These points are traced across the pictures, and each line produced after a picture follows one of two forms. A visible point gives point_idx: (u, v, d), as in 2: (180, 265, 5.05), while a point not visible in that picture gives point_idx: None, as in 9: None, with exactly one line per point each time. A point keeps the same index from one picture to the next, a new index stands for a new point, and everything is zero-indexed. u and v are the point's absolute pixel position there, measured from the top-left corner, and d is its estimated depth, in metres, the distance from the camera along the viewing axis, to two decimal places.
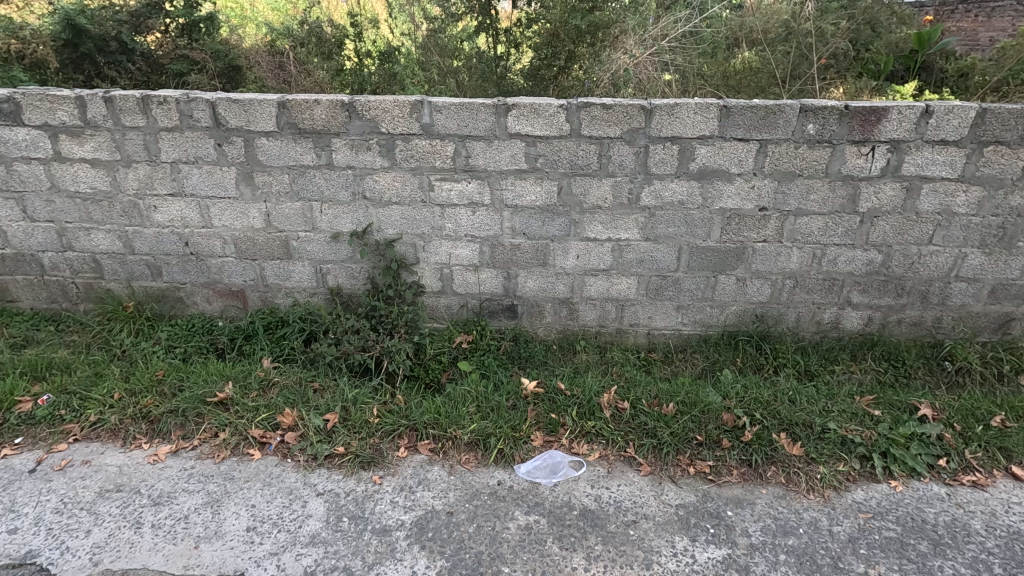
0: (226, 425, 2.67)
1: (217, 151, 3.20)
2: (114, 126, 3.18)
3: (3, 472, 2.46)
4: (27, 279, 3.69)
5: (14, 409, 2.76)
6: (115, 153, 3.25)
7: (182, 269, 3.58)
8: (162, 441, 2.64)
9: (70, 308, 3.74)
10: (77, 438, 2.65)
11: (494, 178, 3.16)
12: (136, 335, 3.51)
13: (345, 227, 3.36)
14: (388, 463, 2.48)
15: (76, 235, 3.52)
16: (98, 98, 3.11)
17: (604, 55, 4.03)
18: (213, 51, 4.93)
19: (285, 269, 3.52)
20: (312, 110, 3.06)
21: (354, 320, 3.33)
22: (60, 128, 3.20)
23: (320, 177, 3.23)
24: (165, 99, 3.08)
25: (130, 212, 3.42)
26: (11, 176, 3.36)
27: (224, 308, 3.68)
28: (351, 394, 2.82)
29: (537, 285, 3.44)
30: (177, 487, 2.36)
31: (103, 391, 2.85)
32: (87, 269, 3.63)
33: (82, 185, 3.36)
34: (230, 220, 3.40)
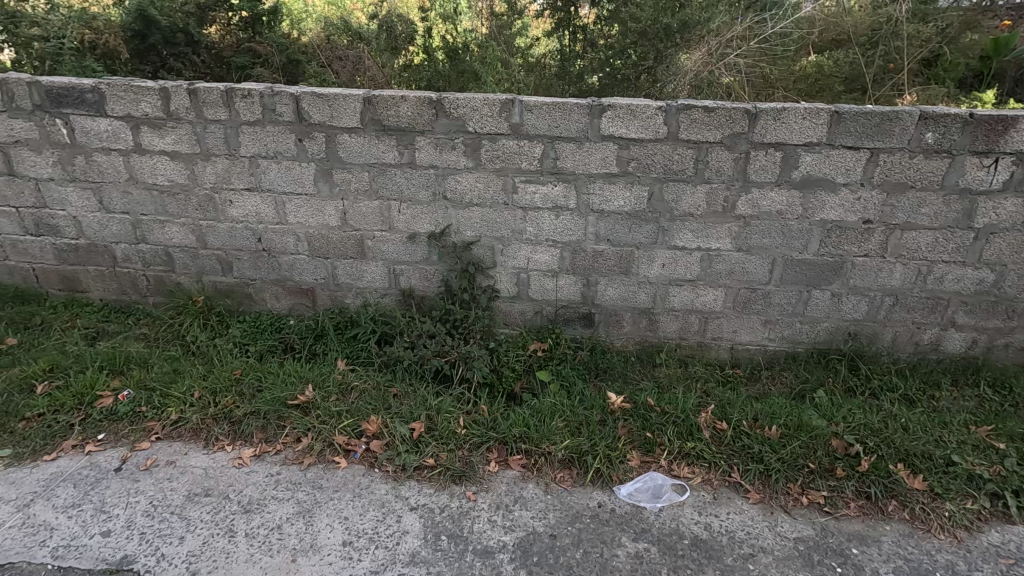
0: (309, 429, 2.59)
1: (298, 146, 3.12)
2: (196, 119, 3.13)
3: (89, 469, 2.42)
4: (99, 270, 3.68)
5: (97, 404, 2.72)
6: (195, 146, 3.20)
7: (253, 265, 3.52)
8: (244, 443, 2.57)
9: (139, 300, 3.72)
10: (160, 437, 2.59)
11: (581, 181, 3.03)
12: (207, 331, 3.47)
13: (423, 228, 3.26)
14: (481, 478, 2.38)
15: (151, 228, 3.49)
16: (182, 90, 3.06)
17: (685, 52, 3.89)
18: (277, 44, 4.90)
19: (357, 268, 3.44)
20: (398, 107, 2.96)
21: (430, 324, 3.24)
22: (142, 119, 3.16)
23: (400, 175, 3.13)
24: (249, 92, 3.01)
25: (205, 206, 3.37)
26: (90, 167, 3.34)
27: (293, 306, 3.61)
28: (434, 402, 2.72)
29: (618, 294, 3.31)
30: (266, 494, 2.29)
31: (182, 388, 2.80)
32: (158, 262, 3.60)
33: (160, 178, 3.32)
34: (305, 217, 3.32)
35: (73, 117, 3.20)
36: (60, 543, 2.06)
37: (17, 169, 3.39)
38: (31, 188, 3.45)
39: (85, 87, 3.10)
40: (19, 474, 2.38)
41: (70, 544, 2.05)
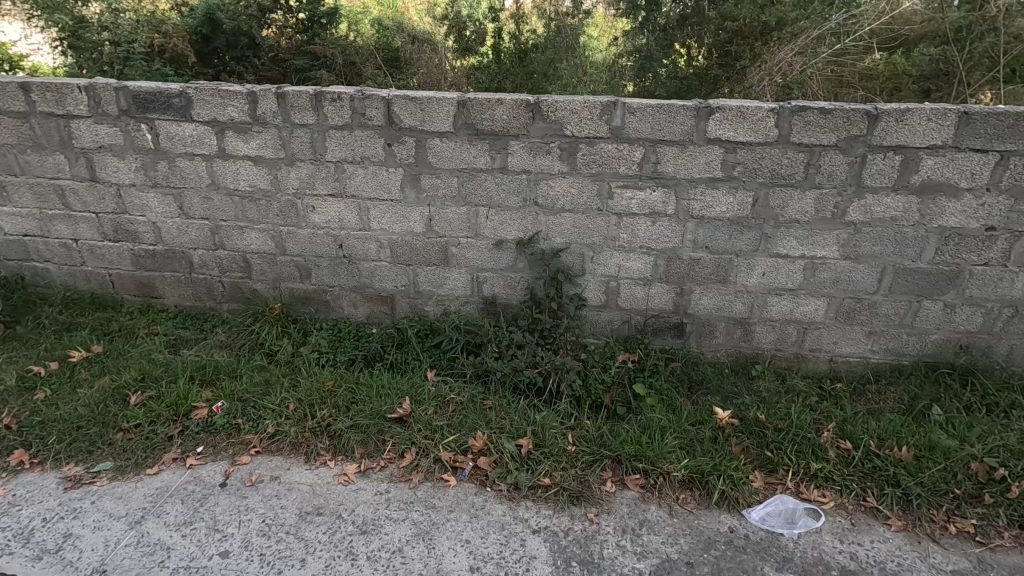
0: (413, 445, 2.50)
1: (386, 151, 3.04)
2: (283, 124, 3.05)
3: (194, 484, 2.35)
4: (175, 276, 3.63)
5: (192, 415, 2.66)
6: (279, 151, 3.13)
7: (332, 272, 3.45)
8: (346, 458, 2.49)
9: (214, 307, 3.67)
10: (259, 451, 2.52)
11: (682, 186, 2.90)
12: (286, 338, 3.40)
13: (511, 234, 3.16)
14: (600, 499, 2.27)
15: (230, 234, 3.43)
16: (270, 94, 2.99)
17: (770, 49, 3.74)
18: (336, 47, 4.85)
19: (440, 275, 3.35)
20: (493, 110, 2.86)
21: (518, 334, 3.14)
22: (228, 124, 3.10)
23: (491, 181, 3.03)
24: (339, 96, 2.94)
25: (287, 212, 3.30)
26: (172, 172, 3.29)
27: (371, 314, 3.54)
28: (537, 417, 2.62)
29: (713, 303, 3.17)
30: (379, 513, 2.20)
31: (276, 400, 2.73)
32: (235, 269, 3.54)
33: (242, 183, 3.26)
34: (389, 223, 3.24)
35: (158, 122, 3.16)
36: (180, 564, 2.00)
37: (99, 174, 3.36)
38: (112, 194, 3.42)
39: (173, 92, 3.05)
40: (124, 489, 2.32)
41: (190, 565, 1.99)
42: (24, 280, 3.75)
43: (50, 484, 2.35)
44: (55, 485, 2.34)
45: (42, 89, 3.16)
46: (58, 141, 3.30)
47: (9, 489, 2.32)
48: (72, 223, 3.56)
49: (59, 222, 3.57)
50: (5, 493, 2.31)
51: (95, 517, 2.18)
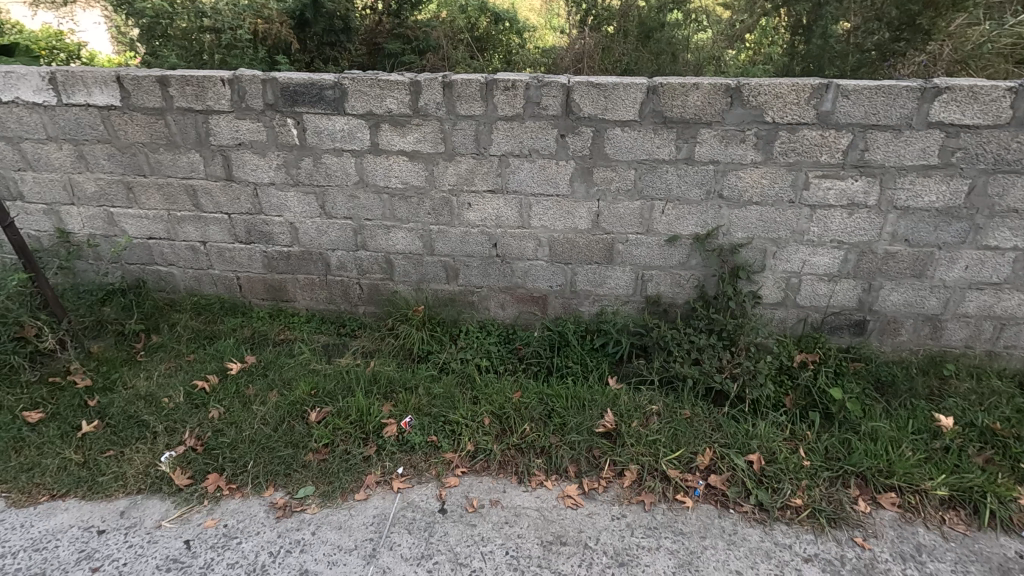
0: (633, 462, 2.33)
1: (559, 143, 2.82)
2: (447, 115, 2.83)
3: (412, 510, 2.19)
4: (309, 278, 3.45)
5: (383, 433, 2.50)
6: (439, 145, 2.92)
7: (482, 272, 3.26)
8: (562, 478, 2.33)
9: (350, 310, 3.50)
10: (465, 471, 2.36)
11: (890, 175, 2.66)
12: (437, 343, 3.23)
13: (687, 229, 2.94)
14: (861, 521, 2.10)
15: (374, 234, 3.23)
16: (436, 83, 2.77)
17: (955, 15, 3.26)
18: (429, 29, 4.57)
19: (601, 274, 3.14)
20: (686, 96, 2.62)
21: (697, 336, 2.95)
22: (384, 117, 2.89)
23: (673, 173, 2.81)
24: (514, 84, 2.71)
25: (440, 209, 3.10)
26: (317, 170, 3.09)
27: (519, 315, 3.36)
28: (755, 429, 2.44)
29: (904, 300, 2.96)
30: (629, 542, 2.04)
31: (466, 414, 2.56)
32: (376, 270, 3.35)
33: (393, 180, 3.05)
34: (552, 220, 3.03)
35: (306, 116, 2.95)
36: None
37: (236, 173, 3.17)
38: (248, 193, 3.22)
39: (327, 83, 2.84)
40: (340, 517, 2.17)
41: None
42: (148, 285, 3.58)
43: (260, 513, 2.20)
44: (265, 514, 2.19)
45: (182, 83, 2.95)
46: (195, 138, 3.10)
47: (217, 519, 2.17)
48: (201, 224, 3.37)
49: (187, 224, 3.38)
50: (215, 523, 2.16)
51: (324, 551, 2.03)
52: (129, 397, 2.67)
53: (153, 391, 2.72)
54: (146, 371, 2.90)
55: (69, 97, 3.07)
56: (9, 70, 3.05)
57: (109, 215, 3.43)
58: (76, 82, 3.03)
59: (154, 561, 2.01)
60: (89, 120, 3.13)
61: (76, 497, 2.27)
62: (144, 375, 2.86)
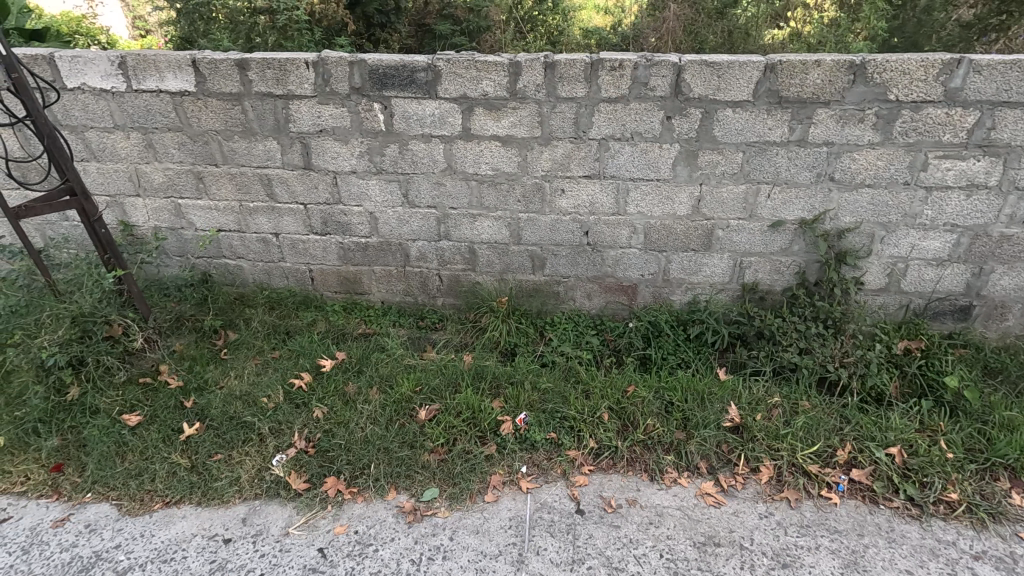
0: (768, 457, 2.25)
1: (664, 125, 2.70)
2: (546, 98, 2.70)
3: (549, 512, 2.11)
4: (387, 270, 3.33)
5: (500, 431, 2.40)
6: (535, 129, 2.79)
7: (570, 261, 3.14)
8: (694, 475, 2.24)
9: (428, 302, 3.39)
10: (593, 469, 2.27)
11: (1015, 154, 2.56)
12: (524, 336, 3.13)
13: (792, 214, 2.83)
14: (1020, 515, 2.03)
15: (458, 223, 3.11)
16: (537, 64, 2.63)
17: None
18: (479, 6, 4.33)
19: (697, 261, 3.04)
20: (806, 74, 2.50)
21: (802, 324, 2.85)
22: (478, 100, 2.75)
23: (783, 155, 2.69)
24: (621, 63, 2.58)
25: (531, 197, 2.98)
26: (402, 157, 2.96)
27: (606, 305, 3.25)
28: (887, 420, 2.36)
29: (1014, 284, 2.87)
30: (786, 541, 1.96)
31: (582, 410, 2.46)
32: (458, 260, 3.24)
33: (483, 167, 2.93)
34: (650, 206, 2.92)
35: (395, 101, 2.81)
36: None
37: (315, 161, 3.03)
38: (327, 182, 3.09)
39: (420, 65, 2.70)
40: (475, 521, 2.08)
41: None
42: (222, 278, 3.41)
43: (389, 518, 2.10)
44: (395, 519, 2.10)
45: (262, 67, 2.81)
46: (273, 125, 2.96)
47: (347, 525, 2.08)
48: (275, 215, 3.25)
49: (260, 215, 3.26)
50: (346, 530, 2.06)
51: (469, 557, 1.95)
52: (226, 398, 2.56)
53: (248, 390, 2.61)
54: (235, 370, 2.79)
55: (140, 82, 2.92)
56: (76, 54, 2.89)
57: (176, 207, 3.29)
58: (148, 66, 2.88)
59: (292, 571, 1.92)
60: (160, 107, 2.99)
61: (192, 504, 2.18)
62: (234, 374, 2.75)
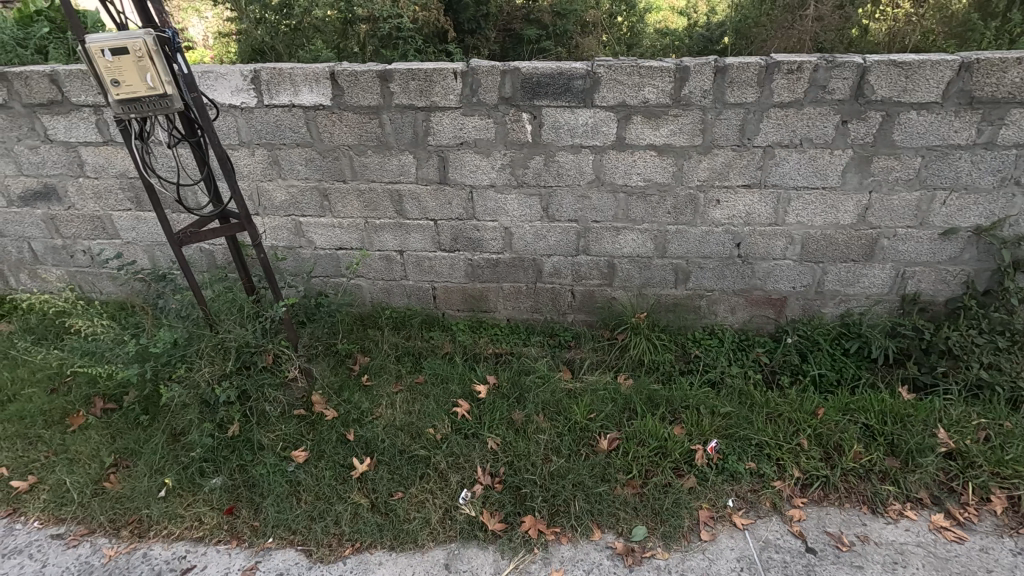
0: (997, 485, 2.10)
1: (838, 130, 2.55)
2: (712, 104, 2.56)
3: (778, 552, 1.96)
4: (516, 286, 3.19)
5: (694, 461, 2.25)
6: (696, 137, 2.64)
7: (716, 274, 2.99)
8: (919, 507, 2.09)
9: (557, 319, 3.24)
10: (806, 502, 2.12)
11: None
12: (668, 354, 2.97)
13: (967, 222, 2.68)
14: None
15: (600, 236, 2.96)
16: (707, 68, 2.48)
17: None
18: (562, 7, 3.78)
19: (855, 272, 2.88)
20: (1004, 73, 2.35)
21: (981, 337, 2.68)
22: (637, 108, 2.61)
23: (967, 159, 2.53)
24: (800, 66, 2.43)
25: (682, 208, 2.83)
26: (547, 169, 2.82)
27: (751, 319, 3.10)
28: None
29: None
30: None
31: (776, 437, 2.31)
32: (594, 275, 3.09)
33: (634, 178, 2.78)
34: (812, 215, 2.76)
35: (546, 110, 2.67)
36: None
37: (451, 175, 2.89)
38: (462, 197, 2.95)
39: (579, 72, 2.56)
40: (701, 563, 1.94)
41: None
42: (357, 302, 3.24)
43: (605, 561, 1.96)
44: (612, 562, 1.96)
45: (406, 78, 2.67)
46: (410, 138, 2.82)
47: (563, 571, 1.94)
48: (401, 232, 3.11)
49: (386, 232, 3.12)
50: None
51: None
52: (388, 429, 2.41)
53: (410, 421, 2.46)
54: (384, 397, 2.64)
55: (272, 97, 2.80)
56: (207, 69, 2.76)
57: (296, 225, 3.15)
58: (282, 80, 2.75)
59: None
60: (291, 123, 2.85)
61: (385, 549, 2.03)
62: (386, 403, 2.59)
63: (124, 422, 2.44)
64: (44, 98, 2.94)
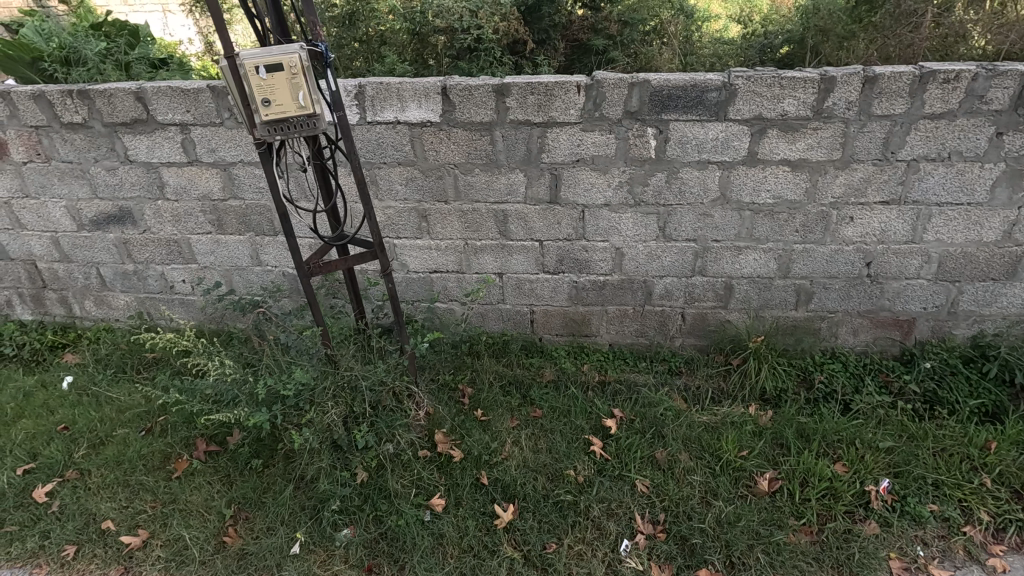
0: None
1: (992, 142, 2.39)
2: (857, 116, 2.40)
3: None
4: (622, 310, 3.01)
5: (871, 504, 2.07)
6: (835, 151, 2.49)
7: (842, 295, 2.83)
8: None
9: (664, 343, 3.06)
10: (1003, 549, 1.96)
11: None
12: (795, 381, 2.79)
13: None
14: None
15: (719, 256, 2.80)
16: (856, 79, 2.33)
17: None
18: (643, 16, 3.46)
19: (994, 292, 2.72)
20: None
21: None
22: (774, 121, 2.46)
23: None
24: (958, 75, 2.28)
25: (811, 226, 2.67)
26: (669, 187, 2.65)
27: (874, 341, 2.92)
28: None
29: None
30: None
31: (953, 475, 2.14)
32: (708, 297, 2.92)
33: (762, 195, 2.62)
34: (953, 232, 2.60)
35: (674, 125, 2.51)
36: None
37: (563, 194, 2.73)
38: (573, 217, 2.78)
39: (714, 84, 2.41)
40: None
41: None
42: (463, 327, 3.08)
43: None
44: None
45: (524, 92, 2.51)
46: (522, 155, 2.66)
47: None
48: (503, 254, 2.93)
49: (486, 254, 2.94)
50: None
51: None
52: (526, 472, 2.23)
53: (547, 461, 2.28)
54: (508, 434, 2.45)
55: (376, 113, 2.63)
56: None
57: (390, 248, 2.98)
58: (389, 96, 2.58)
59: None
60: (394, 140, 2.68)
61: None
62: (511, 440, 2.40)
63: (236, 468, 2.25)
64: (127, 117, 2.77)
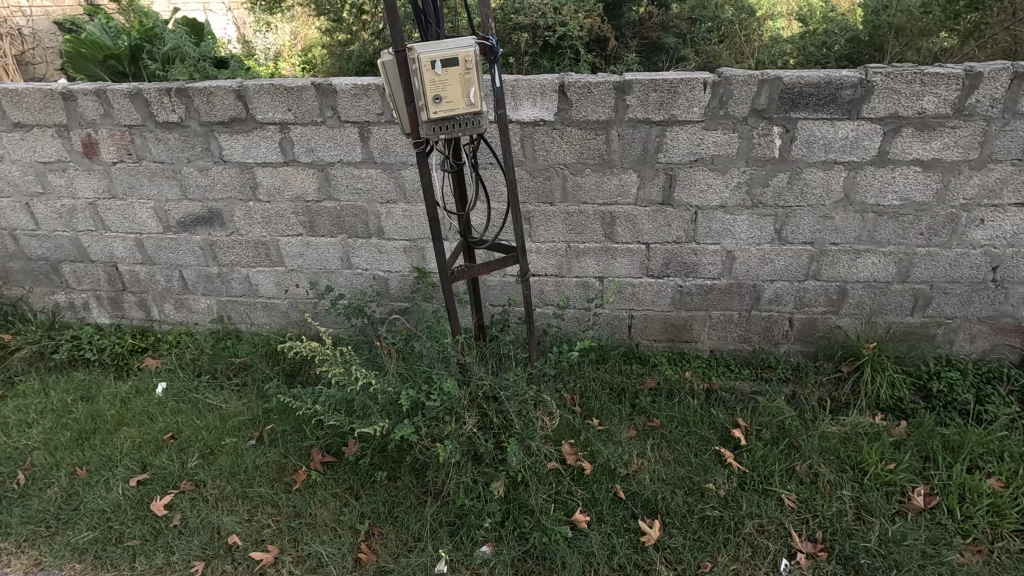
0: None
1: None
2: (1000, 114, 2.31)
3: None
4: (726, 315, 2.91)
5: None
6: (972, 151, 2.38)
7: (963, 300, 2.72)
8: None
9: (768, 349, 2.96)
10: None
11: None
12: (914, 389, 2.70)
13: None
14: None
15: (836, 260, 2.70)
16: (1003, 75, 2.24)
17: None
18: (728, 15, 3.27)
19: None
20: None
21: None
22: (910, 119, 2.36)
23: None
24: None
25: (938, 228, 2.56)
26: (790, 188, 2.55)
27: (992, 349, 2.81)
28: None
29: None
30: None
31: None
32: (819, 303, 2.82)
33: (888, 197, 2.52)
34: None
35: (802, 124, 2.42)
36: None
37: (677, 195, 2.63)
38: (684, 219, 2.69)
39: (850, 81, 2.32)
40: None
41: None
42: (558, 332, 2.98)
43: None
44: None
45: (646, 89, 2.42)
46: (638, 155, 2.56)
47: None
48: (606, 257, 2.83)
49: (589, 257, 2.84)
50: None
51: None
52: (666, 487, 2.16)
53: (683, 475, 2.21)
54: (633, 445, 2.36)
55: None
56: None
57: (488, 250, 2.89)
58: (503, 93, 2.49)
59: None
60: None
61: None
62: (639, 451, 2.32)
63: (362, 480, 2.18)
64: (226, 116, 2.70)
